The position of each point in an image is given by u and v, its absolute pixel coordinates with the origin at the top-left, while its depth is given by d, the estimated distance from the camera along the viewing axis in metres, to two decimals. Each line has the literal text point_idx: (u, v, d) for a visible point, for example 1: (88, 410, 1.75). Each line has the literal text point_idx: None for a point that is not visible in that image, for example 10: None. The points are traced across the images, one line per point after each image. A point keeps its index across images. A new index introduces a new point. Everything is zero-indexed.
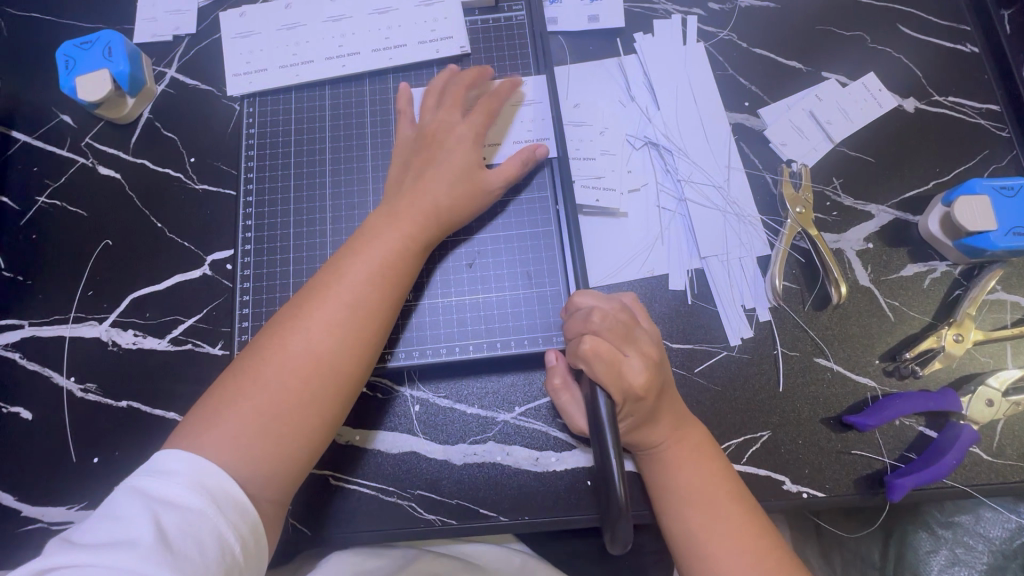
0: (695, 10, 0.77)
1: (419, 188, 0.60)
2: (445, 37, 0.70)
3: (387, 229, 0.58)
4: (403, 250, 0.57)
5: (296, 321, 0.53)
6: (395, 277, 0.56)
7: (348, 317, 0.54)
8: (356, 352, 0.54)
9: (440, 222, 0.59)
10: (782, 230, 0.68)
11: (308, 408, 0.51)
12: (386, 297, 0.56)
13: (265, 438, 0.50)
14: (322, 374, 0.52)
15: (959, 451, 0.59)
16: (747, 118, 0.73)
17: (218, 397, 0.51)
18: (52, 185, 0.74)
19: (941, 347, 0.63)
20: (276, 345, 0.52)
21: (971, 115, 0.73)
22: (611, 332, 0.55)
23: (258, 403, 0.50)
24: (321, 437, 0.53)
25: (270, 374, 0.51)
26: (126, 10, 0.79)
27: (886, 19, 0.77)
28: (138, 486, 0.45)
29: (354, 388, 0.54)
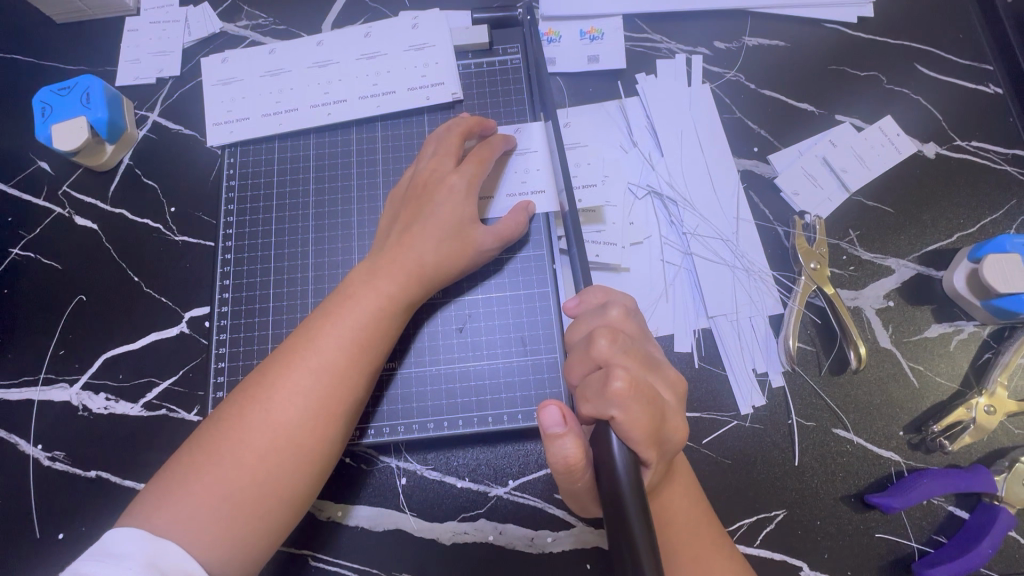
0: (699, 49, 0.73)
1: (405, 243, 0.55)
2: (436, 83, 0.66)
3: (363, 288, 0.54)
4: (380, 312, 0.53)
5: (257, 392, 0.49)
6: (370, 342, 0.52)
7: (317, 389, 0.49)
8: (323, 427, 0.49)
9: (424, 283, 0.55)
10: (795, 288, 0.64)
11: (269, 488, 0.47)
12: (360, 364, 0.51)
13: (221, 523, 0.45)
14: (286, 451, 0.48)
15: (994, 538, 0.54)
16: (756, 165, 0.69)
17: (175, 475, 0.47)
18: (26, 236, 0.70)
19: (972, 420, 0.58)
20: (237, 418, 0.48)
21: (996, 162, 0.68)
22: (630, 360, 0.45)
23: (216, 484, 0.46)
24: (292, 514, 0.49)
25: (228, 451, 0.47)
26: (109, 52, 0.77)
27: (903, 58, 0.73)
28: (83, 572, 0.40)
29: (323, 463, 0.50)
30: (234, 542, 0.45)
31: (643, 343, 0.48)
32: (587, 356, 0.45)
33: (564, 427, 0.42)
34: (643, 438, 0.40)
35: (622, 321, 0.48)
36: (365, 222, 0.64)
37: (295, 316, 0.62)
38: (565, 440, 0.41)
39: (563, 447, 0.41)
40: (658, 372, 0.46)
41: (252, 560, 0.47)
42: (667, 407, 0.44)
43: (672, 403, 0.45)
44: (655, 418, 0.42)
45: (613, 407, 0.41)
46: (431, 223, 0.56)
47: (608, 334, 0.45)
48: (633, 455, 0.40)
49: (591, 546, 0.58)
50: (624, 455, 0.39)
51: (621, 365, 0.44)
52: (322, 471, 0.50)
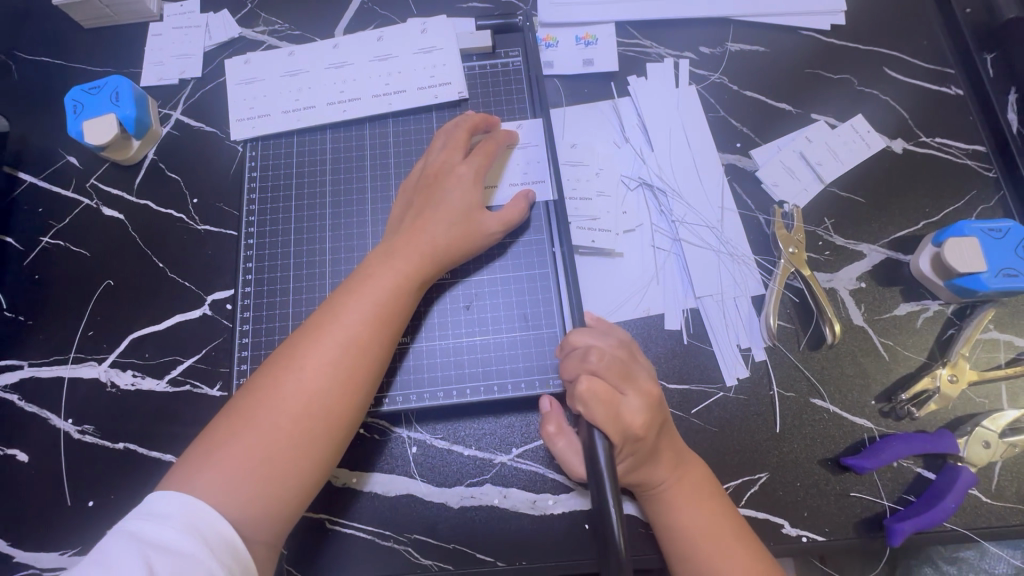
0: (686, 54, 0.79)
1: (418, 228, 0.60)
2: (444, 83, 0.72)
3: (381, 268, 0.58)
4: (396, 290, 0.58)
5: (287, 363, 0.54)
6: (389, 317, 0.57)
7: (340, 359, 0.54)
8: (346, 394, 0.54)
9: (437, 264, 0.60)
10: (775, 270, 0.69)
11: (299, 450, 0.51)
12: (380, 337, 0.56)
13: (258, 480, 0.50)
14: (315, 415, 0.52)
15: (957, 495, 0.59)
16: (739, 159, 0.75)
17: (213, 439, 0.51)
18: (56, 226, 0.75)
19: (937, 388, 0.63)
20: (267, 387, 0.53)
21: (958, 156, 0.75)
22: (607, 372, 0.54)
23: (252, 445, 0.50)
24: (317, 476, 0.53)
25: (262, 416, 0.51)
26: (134, 55, 0.82)
27: (873, 62, 0.79)
28: (131, 531, 0.45)
29: (347, 428, 0.54)
30: (269, 498, 0.50)
31: (631, 362, 0.56)
32: (575, 364, 0.55)
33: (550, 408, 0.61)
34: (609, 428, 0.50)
35: (614, 345, 0.57)
36: (379, 210, 0.69)
37: (313, 297, 0.67)
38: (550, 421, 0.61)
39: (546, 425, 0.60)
40: (636, 382, 0.55)
41: (284, 516, 0.51)
42: (628, 407, 0.53)
43: (643, 410, 0.53)
44: (615, 417, 0.51)
45: (579, 404, 0.51)
46: (443, 210, 0.61)
47: (596, 352, 0.54)
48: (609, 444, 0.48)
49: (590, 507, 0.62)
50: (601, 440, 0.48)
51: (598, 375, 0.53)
52: (344, 437, 0.54)
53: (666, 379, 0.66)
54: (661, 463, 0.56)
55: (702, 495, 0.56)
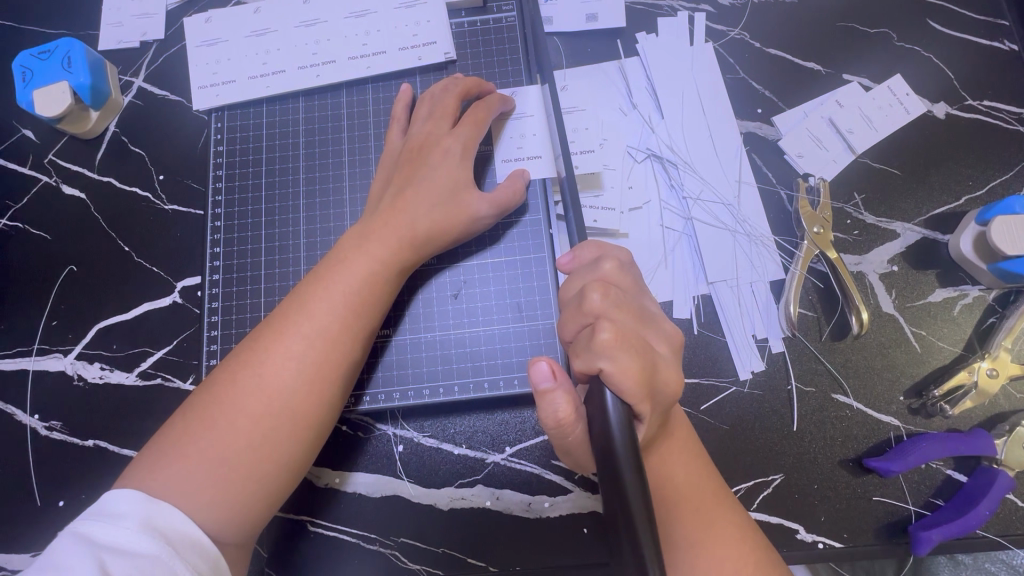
0: (703, 7, 0.70)
1: (398, 206, 0.54)
2: (429, 42, 0.64)
3: (354, 252, 0.52)
4: (372, 278, 0.52)
5: (249, 358, 0.49)
6: (364, 308, 0.51)
7: (309, 356, 0.49)
8: (316, 394, 0.49)
9: (418, 248, 0.54)
10: (797, 252, 0.63)
11: (263, 452, 0.47)
12: (353, 330, 0.50)
13: (217, 486, 0.45)
14: (282, 415, 0.47)
15: (993, 501, 0.54)
16: (759, 127, 0.67)
17: (169, 439, 0.47)
18: (14, 206, 0.69)
19: (973, 383, 0.57)
20: (229, 384, 0.48)
21: (1008, 122, 0.66)
22: (624, 318, 0.44)
23: (209, 447, 0.46)
24: (287, 480, 0.48)
25: (221, 416, 0.47)
26: (90, 14, 0.74)
27: (915, 13, 0.70)
28: (83, 533, 0.41)
29: (317, 427, 0.49)
30: (231, 504, 0.45)
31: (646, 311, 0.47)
32: (580, 311, 0.45)
33: (553, 383, 0.43)
34: (636, 389, 0.40)
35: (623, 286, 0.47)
36: (357, 188, 0.63)
37: (288, 285, 0.61)
38: (555, 395, 0.43)
39: (553, 402, 0.43)
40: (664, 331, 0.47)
41: (251, 521, 0.47)
42: (664, 361, 0.45)
43: (670, 361, 0.45)
44: (646, 374, 0.42)
45: (602, 358, 0.41)
46: (425, 189, 0.54)
47: (600, 289, 0.44)
48: (627, 409, 0.39)
49: (588, 510, 0.58)
50: (615, 404, 0.39)
51: (613, 320, 0.43)
52: (316, 440, 0.50)
53: None
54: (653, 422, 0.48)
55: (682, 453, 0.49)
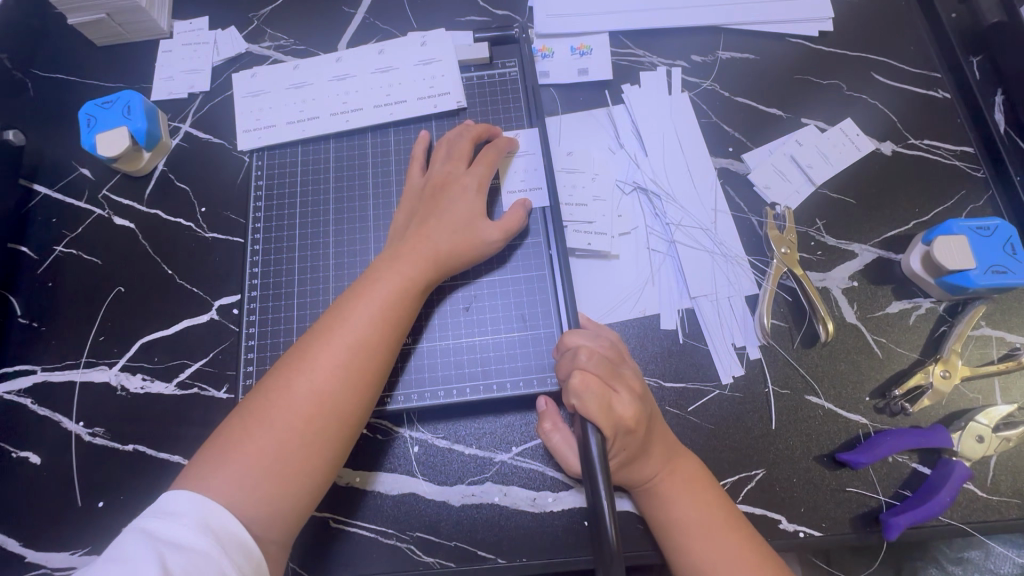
0: (678, 63, 0.82)
1: (422, 234, 0.62)
2: (443, 93, 0.74)
3: (386, 273, 0.60)
4: (402, 295, 0.59)
5: (298, 365, 0.55)
6: (395, 320, 0.58)
7: (348, 362, 0.55)
8: (354, 396, 0.55)
9: (440, 268, 0.61)
10: (768, 270, 0.71)
11: (311, 448, 0.53)
12: (388, 339, 0.57)
13: (273, 479, 0.51)
14: (325, 415, 0.54)
15: (952, 489, 0.59)
16: (731, 162, 0.77)
17: (229, 439, 0.52)
18: (69, 235, 0.77)
19: (930, 384, 0.64)
20: (278, 391, 0.54)
21: (946, 157, 0.76)
22: (599, 368, 0.56)
23: (265, 445, 0.52)
24: (327, 475, 0.54)
25: (274, 417, 0.53)
26: (146, 70, 0.85)
27: (860, 67, 0.81)
28: (146, 528, 0.46)
29: (356, 426, 0.56)
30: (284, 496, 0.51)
31: (619, 362, 0.59)
32: (568, 363, 0.57)
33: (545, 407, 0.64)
34: (600, 420, 0.51)
35: (606, 348, 0.60)
36: (380, 215, 0.72)
37: (317, 301, 0.69)
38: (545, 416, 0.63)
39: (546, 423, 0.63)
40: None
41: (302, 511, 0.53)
42: (620, 402, 0.54)
43: (632, 403, 0.55)
44: (608, 408, 0.53)
45: (574, 396, 0.53)
46: (445, 220, 0.63)
47: (587, 351, 0.57)
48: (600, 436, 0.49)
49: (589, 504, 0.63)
50: (595, 435, 0.49)
51: (590, 371, 0.55)
52: (352, 437, 0.56)
53: (663, 378, 0.67)
54: (649, 460, 0.58)
55: (691, 482, 0.58)
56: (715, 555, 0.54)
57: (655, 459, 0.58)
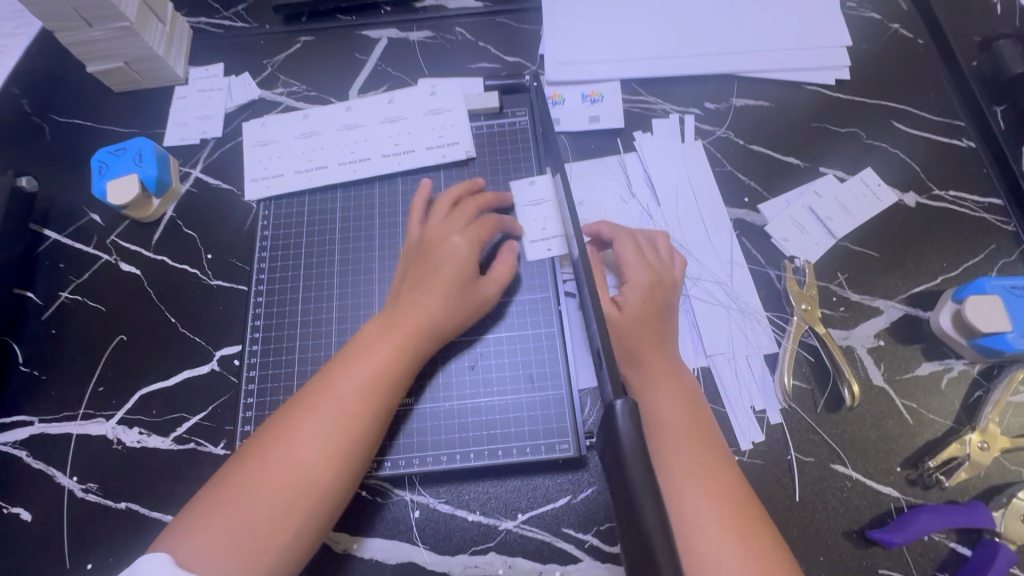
0: (692, 110, 0.81)
1: (415, 296, 0.60)
2: (452, 143, 0.74)
3: (378, 338, 0.58)
4: (391, 361, 0.57)
5: (279, 434, 0.53)
6: (383, 389, 0.56)
7: (332, 433, 0.53)
8: (336, 470, 0.52)
9: (429, 335, 0.59)
10: (788, 328, 0.68)
11: (285, 522, 0.50)
12: (374, 409, 0.54)
13: (245, 556, 0.48)
14: (304, 489, 0.51)
15: (996, 575, 0.55)
16: (747, 214, 0.74)
17: (202, 507, 0.50)
18: (75, 281, 0.77)
19: (967, 456, 0.60)
20: (258, 460, 0.52)
21: (974, 210, 0.73)
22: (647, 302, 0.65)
23: (237, 517, 0.49)
24: (304, 553, 0.51)
25: (249, 488, 0.50)
26: (160, 117, 0.86)
27: (880, 115, 0.79)
28: None
29: (336, 501, 0.53)
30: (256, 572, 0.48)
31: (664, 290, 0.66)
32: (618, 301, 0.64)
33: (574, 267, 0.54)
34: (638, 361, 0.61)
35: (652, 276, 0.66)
36: (385, 267, 0.70)
37: (319, 354, 0.67)
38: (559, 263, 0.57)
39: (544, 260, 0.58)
40: (649, 359, 0.62)
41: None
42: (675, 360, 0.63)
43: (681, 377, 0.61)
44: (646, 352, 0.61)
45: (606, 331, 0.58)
46: (437, 281, 0.60)
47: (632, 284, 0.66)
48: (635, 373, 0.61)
49: None
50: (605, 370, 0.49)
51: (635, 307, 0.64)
52: (332, 512, 0.53)
53: None
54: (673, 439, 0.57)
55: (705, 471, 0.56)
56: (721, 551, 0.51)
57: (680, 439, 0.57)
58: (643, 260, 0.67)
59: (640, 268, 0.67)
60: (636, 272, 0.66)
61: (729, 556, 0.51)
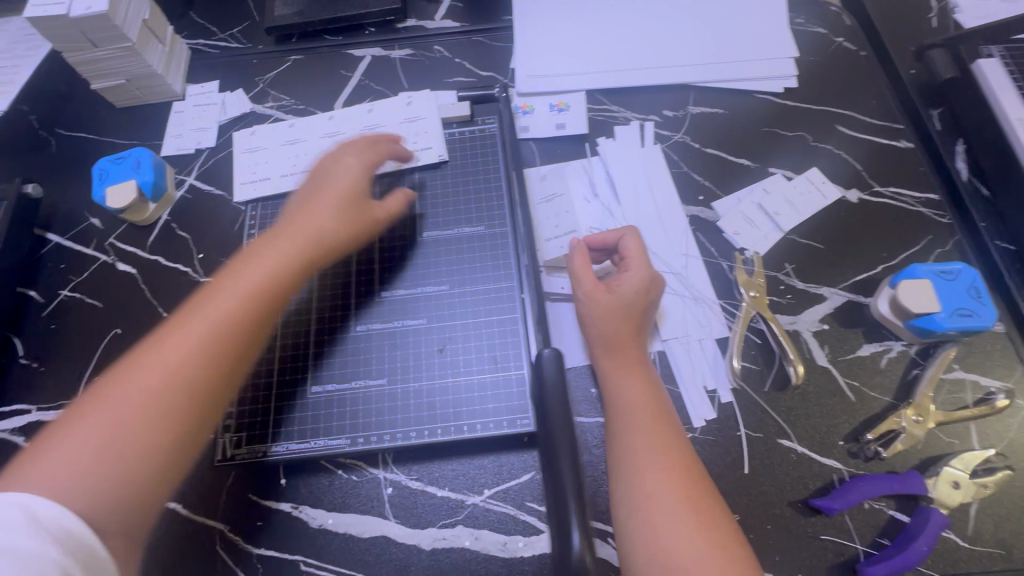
0: (651, 117, 0.87)
1: (303, 218, 0.64)
2: (426, 147, 0.80)
3: (260, 252, 0.61)
4: (272, 268, 0.60)
5: (149, 343, 0.54)
6: (263, 293, 0.58)
7: (208, 333, 0.54)
8: (209, 369, 0.53)
9: (319, 250, 0.63)
10: (738, 313, 0.72)
11: (151, 420, 0.50)
12: (251, 310, 0.57)
13: (105, 457, 0.48)
14: (174, 386, 0.52)
15: (930, 537, 0.58)
16: (702, 210, 0.80)
17: (61, 422, 0.50)
18: (75, 280, 0.82)
19: (903, 428, 0.64)
20: (124, 367, 0.52)
21: (911, 204, 0.79)
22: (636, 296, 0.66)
23: (101, 425, 0.49)
24: (176, 459, 0.51)
25: (110, 394, 0.50)
26: (158, 129, 0.92)
27: (825, 120, 0.86)
28: None
29: (209, 402, 0.53)
30: (119, 487, 0.48)
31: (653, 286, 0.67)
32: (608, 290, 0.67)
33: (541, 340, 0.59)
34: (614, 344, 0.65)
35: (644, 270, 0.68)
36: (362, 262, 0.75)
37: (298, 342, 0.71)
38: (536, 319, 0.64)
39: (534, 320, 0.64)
40: (626, 347, 0.65)
41: (139, 508, 0.48)
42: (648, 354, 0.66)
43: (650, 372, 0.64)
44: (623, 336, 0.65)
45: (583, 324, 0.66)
46: (328, 199, 0.65)
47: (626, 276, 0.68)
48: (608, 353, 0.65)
49: None
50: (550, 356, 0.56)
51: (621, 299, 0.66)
52: (208, 416, 0.53)
53: None
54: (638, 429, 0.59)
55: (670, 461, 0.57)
56: (675, 531, 0.52)
57: (642, 428, 0.59)
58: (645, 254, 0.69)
59: (642, 263, 0.68)
60: (635, 265, 0.68)
61: (680, 536, 0.52)
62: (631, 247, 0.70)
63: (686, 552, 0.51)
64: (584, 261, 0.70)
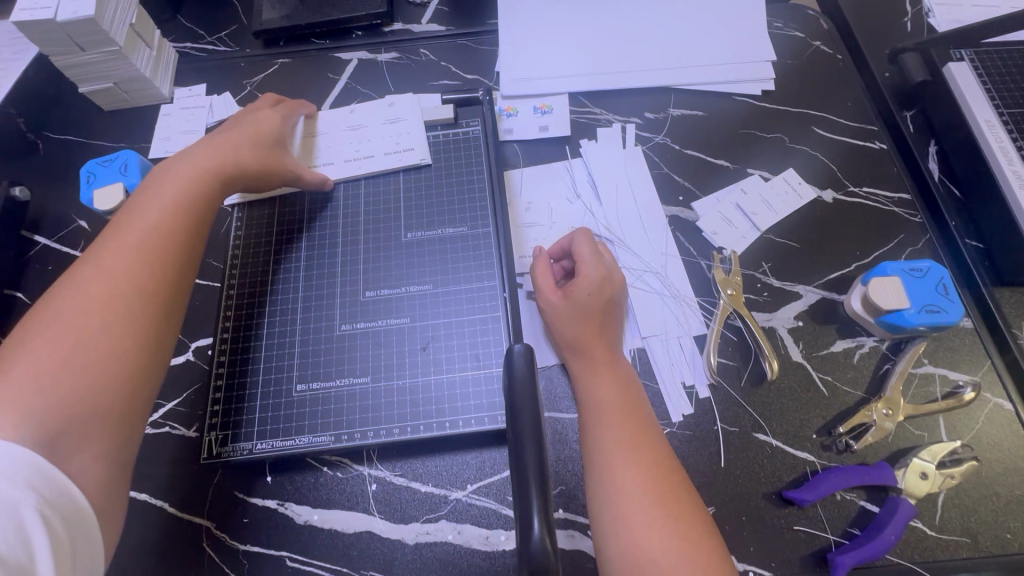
0: (632, 119, 0.89)
1: (205, 151, 0.70)
2: (409, 148, 0.81)
3: (172, 173, 0.67)
4: (197, 182, 0.67)
5: (86, 261, 0.59)
6: (191, 201, 0.65)
7: (147, 241, 0.61)
8: (156, 270, 0.60)
9: (237, 166, 0.70)
10: (715, 311, 0.74)
11: (113, 321, 0.56)
12: (184, 218, 0.64)
13: (78, 360, 0.53)
14: (127, 291, 0.58)
15: (897, 526, 0.60)
16: (681, 211, 0.81)
17: (14, 340, 0.54)
18: None
19: (873, 421, 0.66)
20: (69, 285, 0.57)
21: (884, 204, 0.81)
22: (591, 298, 0.69)
23: (65, 334, 0.54)
24: (147, 355, 0.57)
25: (63, 307, 0.55)
26: (146, 132, 0.93)
27: (802, 121, 0.88)
28: None
29: (164, 300, 0.59)
30: (76, 399, 0.51)
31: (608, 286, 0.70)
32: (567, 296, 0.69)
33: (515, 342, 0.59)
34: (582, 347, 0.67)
35: (598, 274, 0.70)
36: (348, 262, 0.77)
37: (284, 341, 0.72)
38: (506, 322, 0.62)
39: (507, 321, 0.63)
40: (590, 348, 0.67)
41: (100, 413, 0.52)
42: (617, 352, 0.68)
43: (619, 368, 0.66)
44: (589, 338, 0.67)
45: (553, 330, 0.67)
46: (240, 136, 0.72)
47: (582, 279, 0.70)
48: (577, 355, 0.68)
49: None
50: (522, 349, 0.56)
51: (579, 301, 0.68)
52: (168, 318, 0.60)
53: None
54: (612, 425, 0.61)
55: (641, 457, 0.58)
56: (646, 525, 0.54)
57: (614, 425, 0.61)
58: (597, 256, 0.72)
59: (593, 264, 0.71)
60: (588, 269, 0.70)
61: (650, 529, 0.54)
62: (584, 251, 0.72)
63: (656, 545, 0.53)
64: (544, 269, 0.72)
